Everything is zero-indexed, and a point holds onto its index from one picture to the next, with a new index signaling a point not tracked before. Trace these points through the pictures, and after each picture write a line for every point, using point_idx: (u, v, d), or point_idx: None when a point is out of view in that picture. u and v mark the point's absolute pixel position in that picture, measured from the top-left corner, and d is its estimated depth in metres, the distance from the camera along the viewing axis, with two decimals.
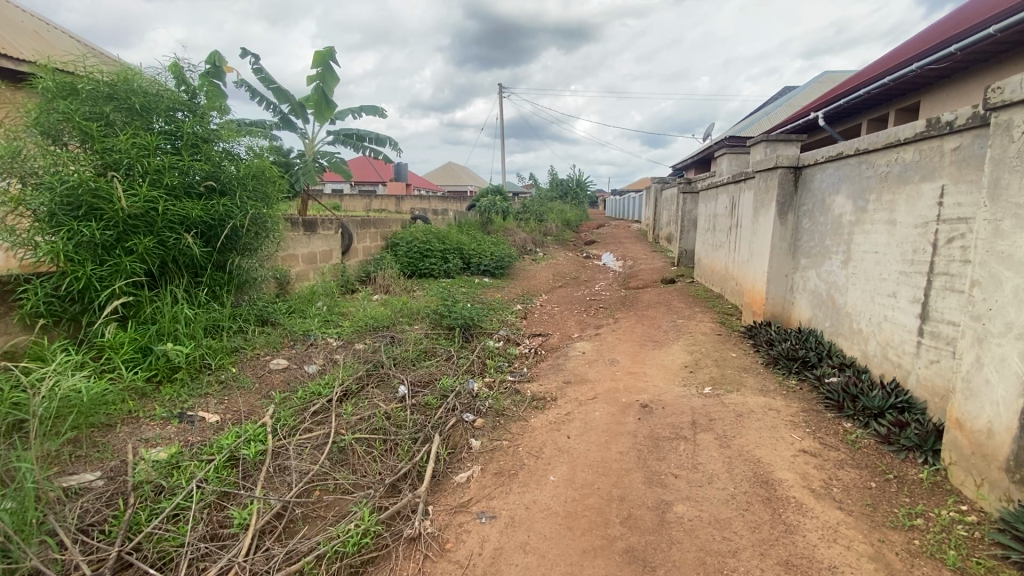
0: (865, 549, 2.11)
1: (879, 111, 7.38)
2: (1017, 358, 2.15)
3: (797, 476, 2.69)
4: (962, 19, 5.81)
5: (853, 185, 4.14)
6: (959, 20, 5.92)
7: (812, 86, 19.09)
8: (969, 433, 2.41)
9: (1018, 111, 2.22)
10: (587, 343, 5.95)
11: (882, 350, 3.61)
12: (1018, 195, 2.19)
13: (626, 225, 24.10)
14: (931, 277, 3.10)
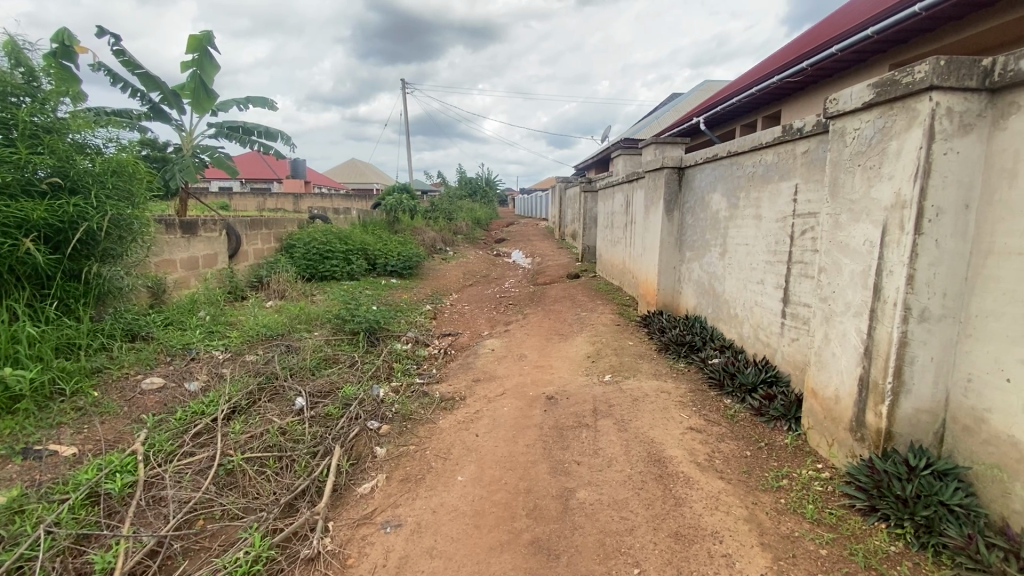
0: (741, 513, 2.34)
1: (750, 118, 8.19)
2: (854, 332, 2.49)
3: (685, 452, 2.92)
4: (813, 39, 6.61)
5: (726, 184, 4.57)
6: (810, 40, 6.73)
7: (694, 93, 20.80)
8: (822, 400, 2.76)
9: (850, 119, 2.57)
10: (495, 340, 6.00)
11: (754, 332, 4.03)
12: (852, 192, 2.53)
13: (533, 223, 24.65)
14: (790, 265, 3.50)
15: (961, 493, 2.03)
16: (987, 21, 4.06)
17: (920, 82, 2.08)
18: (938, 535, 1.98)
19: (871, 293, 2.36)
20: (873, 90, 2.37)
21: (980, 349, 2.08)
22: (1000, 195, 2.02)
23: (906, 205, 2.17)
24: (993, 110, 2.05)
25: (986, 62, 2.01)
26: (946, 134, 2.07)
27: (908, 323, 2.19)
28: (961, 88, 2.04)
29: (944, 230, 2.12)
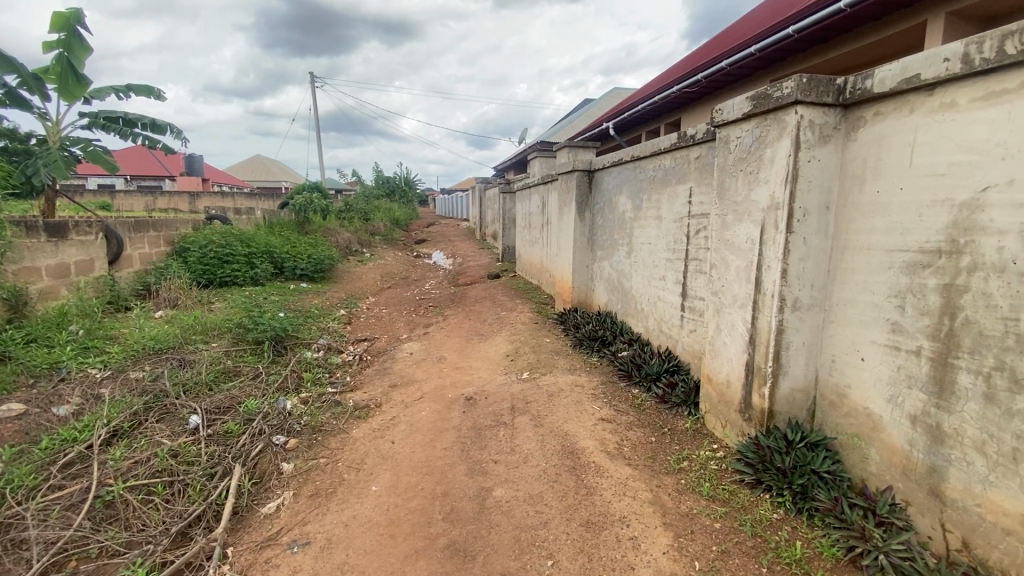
0: (647, 496, 2.48)
1: (654, 124, 8.69)
2: (741, 322, 2.73)
3: (596, 442, 3.05)
4: (707, 53, 7.12)
5: (631, 186, 4.83)
6: (705, 54, 7.25)
7: (605, 99, 21.74)
8: (716, 385, 3.00)
9: (733, 128, 2.82)
10: (414, 344, 5.89)
11: (659, 325, 4.29)
12: (736, 195, 2.78)
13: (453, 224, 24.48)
14: (688, 262, 3.77)
15: (829, 461, 2.30)
16: (846, 44, 4.56)
17: (788, 96, 2.33)
18: (811, 500, 2.23)
19: (753, 286, 2.61)
20: (751, 103, 2.62)
21: (841, 333, 2.37)
22: (853, 198, 2.31)
23: (780, 207, 2.42)
24: (846, 123, 2.34)
25: (839, 81, 2.29)
26: (810, 143, 2.33)
27: (784, 312, 2.44)
28: (820, 103, 2.30)
29: (810, 228, 2.39)
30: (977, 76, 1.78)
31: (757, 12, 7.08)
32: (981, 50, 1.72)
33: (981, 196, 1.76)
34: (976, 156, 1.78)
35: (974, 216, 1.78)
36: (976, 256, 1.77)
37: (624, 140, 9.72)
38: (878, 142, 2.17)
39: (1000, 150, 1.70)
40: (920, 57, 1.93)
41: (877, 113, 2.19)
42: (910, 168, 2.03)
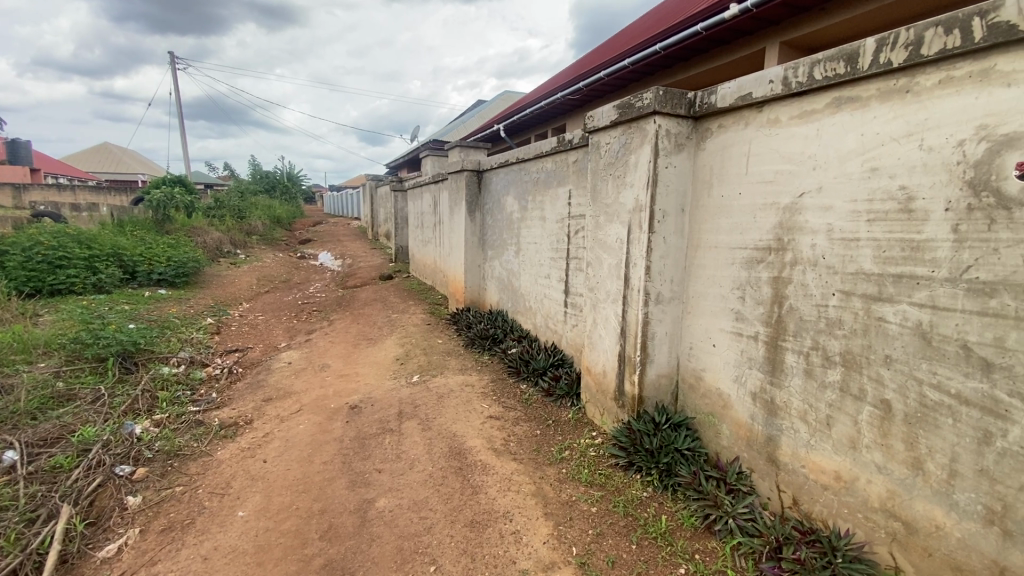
0: (530, 489, 2.55)
1: (541, 129, 8.93)
2: (613, 316, 2.92)
3: (484, 440, 3.07)
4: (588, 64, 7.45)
5: (517, 188, 4.94)
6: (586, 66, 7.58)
7: (497, 101, 22.02)
8: (594, 377, 3.18)
9: (603, 133, 3.01)
10: (294, 352, 5.48)
11: (545, 322, 4.44)
12: (607, 197, 2.97)
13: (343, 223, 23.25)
14: (569, 261, 3.94)
15: (689, 439, 2.54)
16: (705, 64, 4.97)
17: (648, 107, 2.53)
18: (675, 476, 2.45)
19: (623, 282, 2.80)
20: (617, 111, 2.80)
21: (696, 323, 2.63)
22: (703, 201, 2.57)
23: (643, 209, 2.62)
24: (696, 134, 2.59)
25: (690, 95, 2.53)
26: (667, 151, 2.55)
27: (649, 305, 2.65)
28: (675, 114, 2.53)
29: (669, 228, 2.62)
30: (794, 97, 2.06)
31: (637, 26, 7.46)
32: (797, 74, 2.00)
33: (799, 201, 2.05)
34: (794, 166, 2.07)
35: (794, 218, 2.06)
36: (797, 252, 2.06)
37: (515, 142, 9.85)
38: (722, 151, 2.43)
39: (811, 161, 2.00)
40: (751, 78, 2.20)
41: (720, 126, 2.45)
42: (746, 175, 2.30)
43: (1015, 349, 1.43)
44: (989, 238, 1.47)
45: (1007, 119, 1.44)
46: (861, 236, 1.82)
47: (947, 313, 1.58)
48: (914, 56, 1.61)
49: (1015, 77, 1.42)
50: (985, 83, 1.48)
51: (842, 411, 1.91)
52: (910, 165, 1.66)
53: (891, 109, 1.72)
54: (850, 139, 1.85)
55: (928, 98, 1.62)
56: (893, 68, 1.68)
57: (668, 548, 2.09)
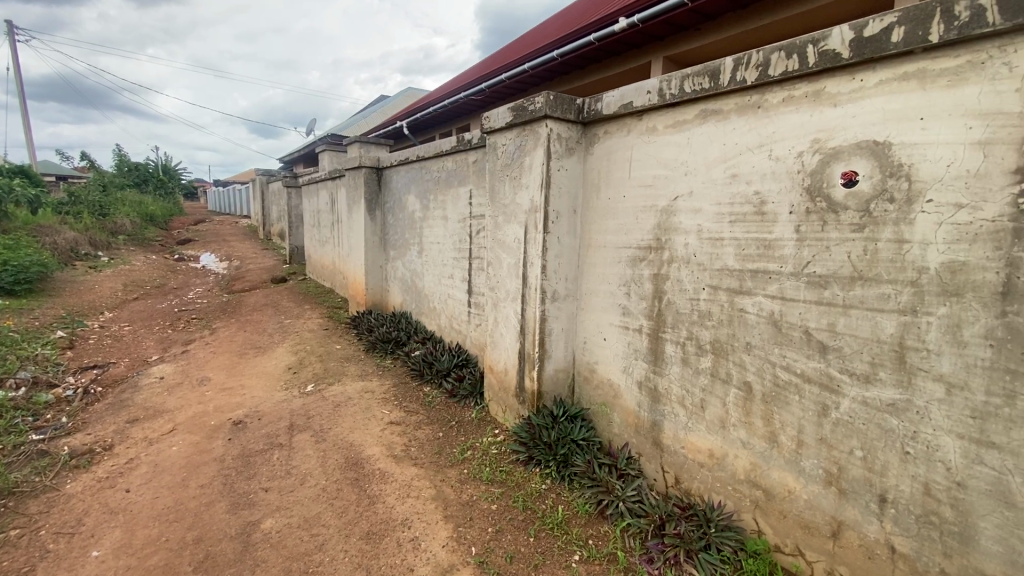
0: (430, 493, 2.51)
1: (444, 129, 8.80)
2: (513, 315, 2.96)
3: (383, 448, 2.97)
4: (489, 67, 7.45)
5: (418, 187, 4.85)
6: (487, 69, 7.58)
7: (401, 97, 21.42)
8: (497, 375, 3.21)
9: (499, 135, 3.05)
10: (167, 366, 4.92)
11: (449, 323, 4.40)
12: (505, 197, 3.01)
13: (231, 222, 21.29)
14: (471, 260, 3.95)
15: (584, 429, 2.65)
16: (598, 72, 5.15)
17: (540, 111, 2.60)
18: (571, 466, 2.54)
19: (521, 281, 2.86)
20: (512, 114, 2.86)
21: (589, 318, 2.75)
22: (592, 203, 2.70)
23: (538, 210, 2.69)
24: (585, 138, 2.72)
25: (579, 102, 2.65)
26: (559, 154, 2.65)
27: (545, 303, 2.73)
28: (565, 119, 2.63)
29: (561, 229, 2.72)
30: (668, 107, 2.24)
31: (540, 31, 7.57)
32: (670, 86, 2.17)
33: (674, 203, 2.22)
34: (670, 171, 2.24)
35: (670, 219, 2.23)
36: (673, 251, 2.23)
37: (418, 140, 9.59)
38: (608, 156, 2.57)
39: (684, 167, 2.17)
40: (632, 88, 2.35)
41: (606, 132, 2.59)
42: (630, 179, 2.45)
43: (843, 333, 1.67)
44: (823, 237, 1.70)
45: (835, 135, 1.67)
46: (725, 236, 2.01)
47: (793, 303, 1.80)
48: (764, 76, 1.82)
49: (840, 98, 1.65)
50: (818, 103, 1.71)
51: (713, 394, 2.11)
52: (763, 173, 1.87)
53: (747, 122, 1.92)
54: (715, 147, 2.04)
55: (776, 114, 1.83)
56: (748, 85, 1.88)
57: (564, 537, 2.17)
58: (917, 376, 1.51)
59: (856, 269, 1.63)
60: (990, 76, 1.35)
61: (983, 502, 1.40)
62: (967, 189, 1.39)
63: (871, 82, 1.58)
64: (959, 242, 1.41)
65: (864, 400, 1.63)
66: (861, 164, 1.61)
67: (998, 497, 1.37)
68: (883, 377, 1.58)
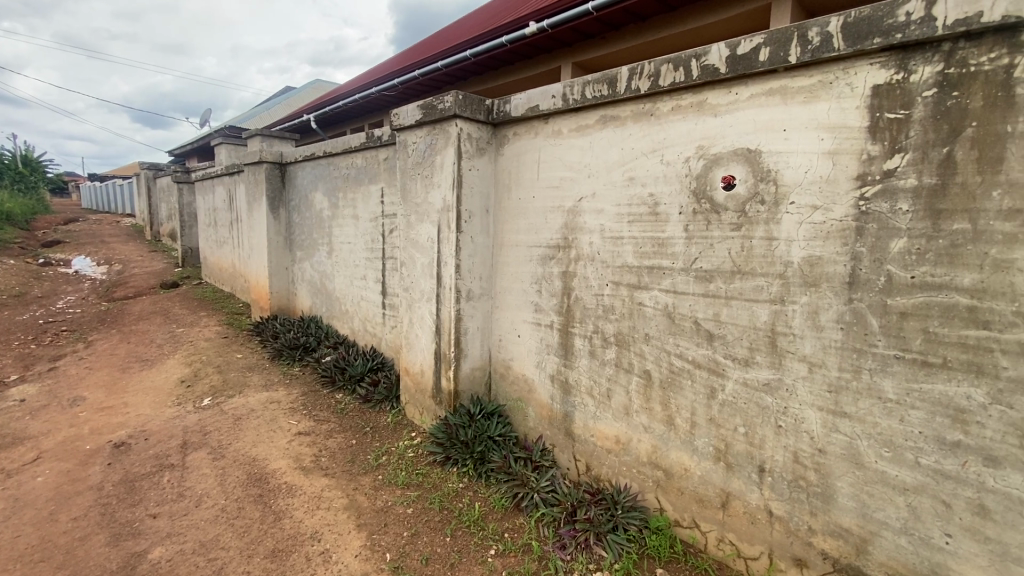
0: (342, 503, 2.43)
1: (355, 125, 8.45)
2: (427, 315, 2.94)
3: (290, 460, 2.82)
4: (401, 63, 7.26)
5: (326, 184, 4.64)
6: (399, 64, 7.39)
7: (308, 89, 20.29)
8: (412, 377, 3.16)
9: (409, 133, 3.00)
10: (29, 386, 4.30)
11: (363, 325, 4.26)
12: (417, 196, 2.98)
13: (109, 221, 18.98)
14: (384, 261, 3.85)
15: (500, 426, 2.69)
16: (511, 73, 5.20)
17: (449, 110, 2.61)
18: (488, 463, 2.57)
19: (434, 281, 2.84)
20: (421, 112, 2.83)
21: (504, 316, 2.79)
22: (503, 203, 2.74)
23: (450, 209, 2.69)
24: (495, 139, 2.75)
25: (488, 102, 2.68)
26: (469, 154, 2.66)
27: (460, 303, 2.74)
28: (474, 119, 2.65)
29: (474, 228, 2.74)
30: (572, 111, 2.33)
31: (455, 28, 7.49)
32: (573, 92, 2.26)
33: (580, 204, 2.32)
34: (575, 173, 2.33)
35: (577, 219, 2.33)
36: (580, 249, 2.33)
37: (328, 135, 9.13)
38: (517, 157, 2.63)
39: (588, 169, 2.28)
40: (539, 91, 2.42)
41: (514, 133, 2.64)
42: (538, 180, 2.52)
43: (727, 322, 1.84)
44: (708, 235, 1.87)
45: (716, 142, 1.83)
46: (625, 235, 2.14)
47: (684, 296, 1.96)
48: (655, 86, 1.95)
49: (719, 109, 1.82)
50: (702, 113, 1.87)
51: (618, 383, 2.23)
52: (657, 176, 2.01)
53: (642, 128, 2.06)
54: (614, 151, 2.16)
55: (666, 121, 1.97)
56: (642, 93, 2.01)
57: (480, 534, 2.19)
58: (786, 358, 1.71)
59: (736, 264, 1.80)
60: (836, 95, 1.55)
61: (839, 465, 1.61)
62: (821, 193, 1.59)
63: (744, 96, 1.75)
64: (815, 239, 1.61)
65: (745, 382, 1.81)
66: (737, 169, 1.78)
67: (850, 459, 1.59)
68: (759, 360, 1.77)
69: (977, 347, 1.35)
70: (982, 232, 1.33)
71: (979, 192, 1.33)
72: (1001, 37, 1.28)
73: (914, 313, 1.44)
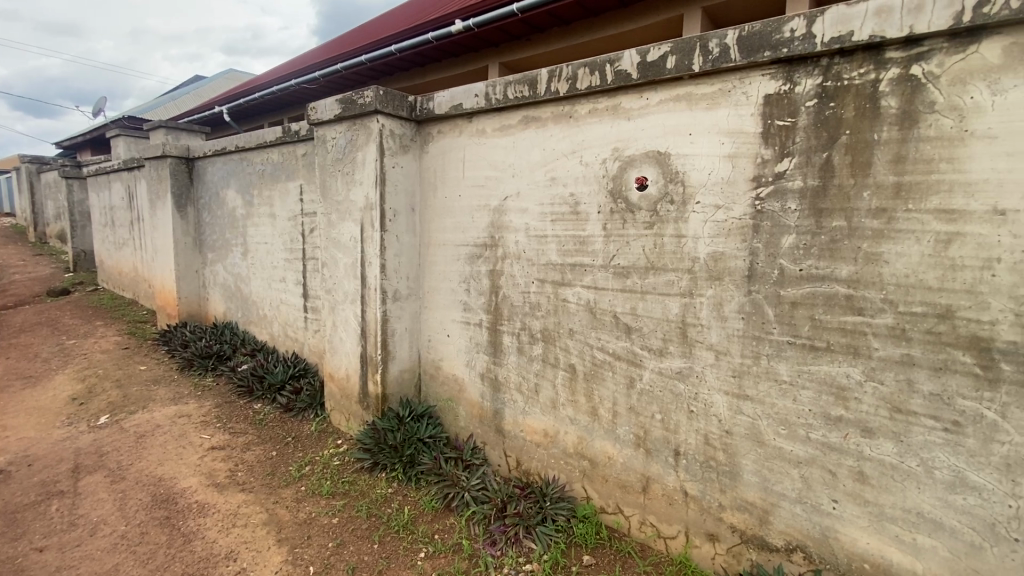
0: (261, 518, 2.30)
1: (272, 118, 7.98)
2: (352, 317, 2.85)
3: (202, 478, 2.63)
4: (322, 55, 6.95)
5: (238, 181, 4.35)
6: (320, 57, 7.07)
7: (220, 79, 18.92)
8: (337, 382, 3.05)
9: (328, 128, 2.89)
10: None
11: (283, 330, 4.05)
12: (337, 194, 2.87)
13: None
14: (305, 262, 3.68)
15: (430, 427, 2.66)
16: (438, 71, 5.13)
17: (369, 105, 2.54)
18: (418, 466, 2.53)
19: (358, 282, 2.75)
20: (340, 106, 2.73)
21: (432, 316, 2.77)
22: (429, 202, 2.71)
23: (373, 207, 2.62)
24: (419, 137, 2.72)
25: (410, 99, 2.63)
26: (392, 151, 2.61)
27: (386, 303, 2.67)
28: (396, 115, 2.60)
29: (399, 227, 2.68)
30: (494, 111, 2.35)
31: (380, 22, 7.28)
32: (495, 91, 2.27)
33: (504, 203, 2.34)
34: (499, 173, 2.35)
35: (502, 218, 2.35)
36: (506, 247, 2.35)
37: (243, 129, 8.57)
38: (442, 155, 2.61)
39: (511, 169, 2.30)
40: (461, 90, 2.42)
41: (438, 131, 2.62)
42: (463, 179, 2.52)
43: (643, 315, 1.94)
44: (624, 233, 1.95)
45: (630, 144, 1.92)
46: (549, 234, 2.19)
47: (604, 292, 2.03)
48: (573, 89, 2.01)
49: (632, 113, 1.91)
50: (616, 116, 1.95)
51: (545, 378, 2.28)
52: (577, 176, 2.07)
53: (562, 129, 2.11)
54: (536, 152, 2.20)
55: (584, 124, 2.04)
56: (561, 95, 2.07)
57: (410, 538, 2.16)
58: (695, 347, 1.82)
59: (650, 260, 1.89)
60: (734, 103, 1.68)
61: (744, 444, 1.75)
62: (723, 194, 1.71)
63: (654, 101, 1.85)
64: (719, 236, 1.73)
65: (660, 370, 1.91)
66: (650, 171, 1.88)
67: (753, 438, 1.73)
68: (672, 350, 1.87)
69: (854, 331, 1.51)
70: (856, 228, 1.49)
71: (853, 193, 1.49)
72: (868, 55, 1.44)
73: (803, 302, 1.59)
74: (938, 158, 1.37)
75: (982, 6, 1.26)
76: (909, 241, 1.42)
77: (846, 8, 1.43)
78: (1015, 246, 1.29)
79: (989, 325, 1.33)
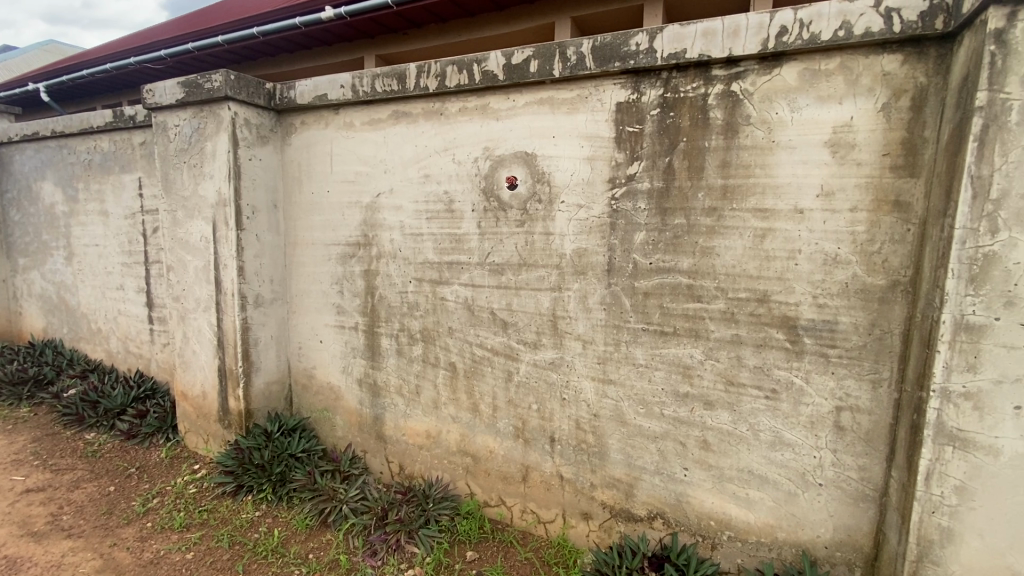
0: (93, 566, 1.98)
1: (106, 102, 6.88)
2: (206, 327, 2.56)
3: (12, 528, 2.19)
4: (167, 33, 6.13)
5: (57, 172, 3.68)
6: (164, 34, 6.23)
7: (34, 52, 15.87)
8: (192, 400, 2.72)
9: (169, 114, 2.56)
10: None
11: (123, 346, 3.51)
12: (182, 189, 2.56)
13: None
14: (148, 266, 3.23)
15: (303, 441, 2.49)
16: (307, 59, 4.80)
17: (218, 91, 2.29)
18: (289, 483, 2.36)
19: (212, 287, 2.48)
20: (183, 90, 2.43)
21: (301, 321, 2.59)
22: (294, 199, 2.52)
23: (226, 204, 2.37)
24: (280, 128, 2.51)
25: (268, 86, 2.43)
26: (247, 142, 2.38)
27: (247, 310, 2.44)
28: (251, 103, 2.38)
29: (260, 226, 2.47)
30: (362, 104, 2.25)
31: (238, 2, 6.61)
32: (362, 83, 2.18)
33: (377, 200, 2.26)
34: (370, 168, 2.27)
35: (374, 216, 2.27)
36: (379, 246, 2.28)
37: (67, 112, 7.27)
38: (306, 148, 2.44)
39: (382, 165, 2.23)
40: (325, 80, 2.28)
41: (302, 123, 2.45)
42: (331, 175, 2.38)
43: (518, 310, 1.99)
44: (497, 231, 1.99)
45: (500, 144, 1.96)
46: (423, 232, 2.16)
47: (480, 289, 2.06)
48: (442, 86, 2.00)
49: (500, 114, 1.95)
50: (486, 116, 1.98)
51: (425, 378, 2.25)
52: (449, 174, 2.07)
53: (433, 126, 2.09)
54: (408, 148, 2.16)
55: (455, 122, 2.04)
56: (431, 92, 2.05)
57: (280, 562, 2.01)
58: (565, 338, 1.92)
59: (522, 257, 1.96)
60: (591, 109, 1.79)
61: (610, 426, 1.88)
62: (584, 194, 1.82)
63: (520, 103, 1.91)
64: (582, 233, 1.84)
65: (535, 362, 1.99)
66: (518, 170, 1.93)
67: (617, 419, 1.87)
68: (545, 343, 1.96)
69: (695, 316, 1.70)
70: (693, 225, 1.68)
71: (691, 194, 1.67)
72: (698, 71, 1.63)
73: (653, 292, 1.75)
74: (754, 164, 1.59)
75: (782, 36, 1.49)
76: (734, 236, 1.63)
77: (680, 28, 1.60)
78: (811, 240, 1.54)
79: (795, 306, 1.58)
